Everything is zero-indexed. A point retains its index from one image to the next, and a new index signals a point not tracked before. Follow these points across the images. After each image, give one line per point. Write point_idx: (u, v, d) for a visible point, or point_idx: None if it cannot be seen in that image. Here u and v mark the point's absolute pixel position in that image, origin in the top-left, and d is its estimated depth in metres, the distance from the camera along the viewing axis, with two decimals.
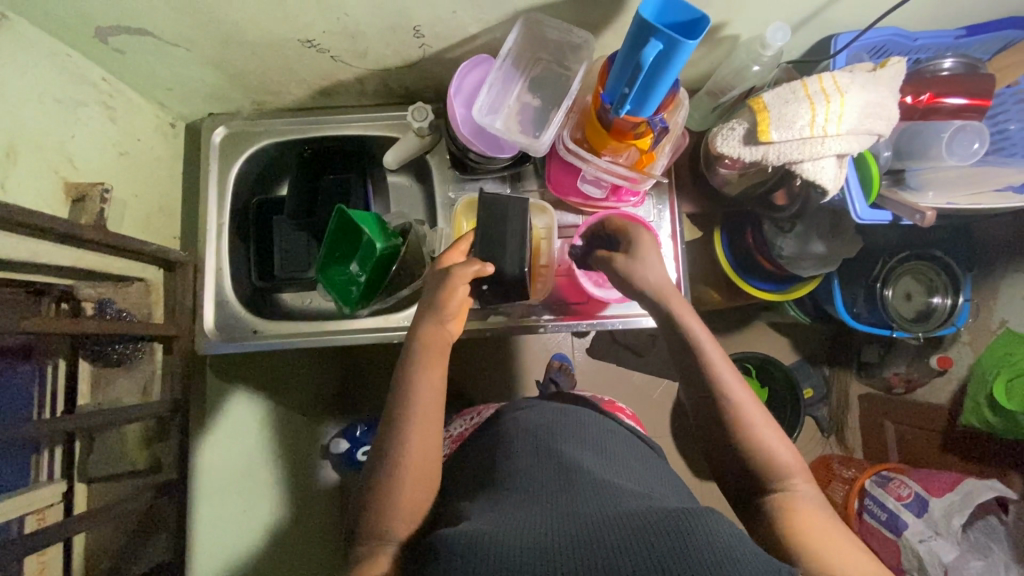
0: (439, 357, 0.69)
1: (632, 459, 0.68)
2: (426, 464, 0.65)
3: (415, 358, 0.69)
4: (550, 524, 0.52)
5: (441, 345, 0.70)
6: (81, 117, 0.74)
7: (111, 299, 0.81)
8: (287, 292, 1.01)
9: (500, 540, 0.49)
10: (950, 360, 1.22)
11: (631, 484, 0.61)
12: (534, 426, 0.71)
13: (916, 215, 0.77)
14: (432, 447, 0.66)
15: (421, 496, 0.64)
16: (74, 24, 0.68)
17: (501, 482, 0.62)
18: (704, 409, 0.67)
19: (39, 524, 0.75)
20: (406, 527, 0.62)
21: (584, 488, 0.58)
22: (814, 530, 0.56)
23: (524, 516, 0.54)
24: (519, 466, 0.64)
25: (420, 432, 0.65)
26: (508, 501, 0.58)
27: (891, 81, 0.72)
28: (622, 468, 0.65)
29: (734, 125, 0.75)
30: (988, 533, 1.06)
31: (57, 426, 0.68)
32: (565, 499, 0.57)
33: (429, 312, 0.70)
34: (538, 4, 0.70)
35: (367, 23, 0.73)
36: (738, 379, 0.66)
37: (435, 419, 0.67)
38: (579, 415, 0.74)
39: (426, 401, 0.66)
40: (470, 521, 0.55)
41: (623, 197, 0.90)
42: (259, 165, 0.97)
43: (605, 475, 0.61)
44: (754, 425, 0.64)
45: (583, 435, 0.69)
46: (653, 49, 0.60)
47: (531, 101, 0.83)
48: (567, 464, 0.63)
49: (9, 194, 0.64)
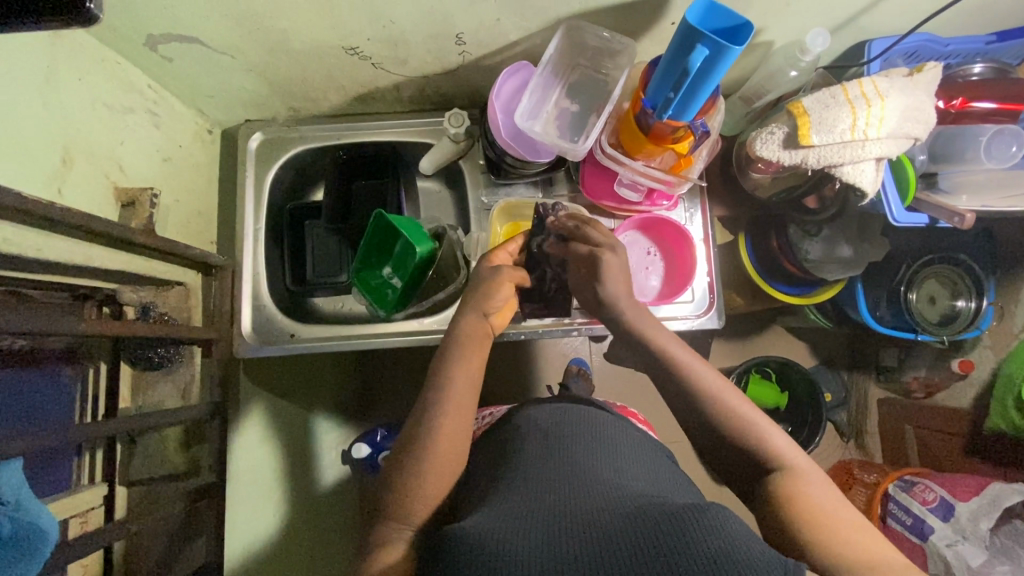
0: (480, 346, 0.71)
1: (645, 454, 0.69)
2: (456, 451, 0.65)
3: (454, 349, 0.70)
4: (558, 523, 0.53)
5: (483, 337, 0.71)
6: (129, 123, 0.76)
7: (154, 303, 0.81)
8: (318, 296, 1.01)
9: (506, 539, 0.50)
10: (971, 364, 1.21)
11: (642, 477, 0.62)
12: (546, 426, 0.71)
13: (955, 217, 0.79)
14: (460, 436, 0.65)
15: (443, 484, 0.64)
16: (126, 33, 0.69)
17: (507, 478, 0.63)
18: (689, 411, 0.66)
19: (83, 528, 0.75)
20: (426, 510, 0.63)
21: (592, 484, 0.59)
22: (823, 520, 0.57)
23: (532, 512, 0.55)
24: (521, 463, 0.65)
25: (453, 418, 0.65)
26: (513, 497, 0.58)
27: (928, 85, 0.73)
28: (633, 462, 0.65)
29: (773, 128, 0.76)
30: (1014, 537, 1.04)
31: (106, 430, 0.67)
32: (572, 496, 0.57)
33: (473, 304, 0.73)
34: (581, 11, 0.71)
35: (413, 31, 0.74)
36: (712, 374, 0.67)
37: (469, 410, 0.67)
38: (580, 410, 0.75)
39: (460, 390, 0.67)
40: (481, 515, 0.56)
41: (657, 201, 0.91)
42: (294, 169, 0.99)
43: (617, 471, 0.62)
44: (742, 414, 0.64)
45: (587, 429, 0.70)
46: (699, 55, 0.61)
47: (570, 106, 0.85)
48: (568, 460, 0.63)
49: (65, 201, 0.66)
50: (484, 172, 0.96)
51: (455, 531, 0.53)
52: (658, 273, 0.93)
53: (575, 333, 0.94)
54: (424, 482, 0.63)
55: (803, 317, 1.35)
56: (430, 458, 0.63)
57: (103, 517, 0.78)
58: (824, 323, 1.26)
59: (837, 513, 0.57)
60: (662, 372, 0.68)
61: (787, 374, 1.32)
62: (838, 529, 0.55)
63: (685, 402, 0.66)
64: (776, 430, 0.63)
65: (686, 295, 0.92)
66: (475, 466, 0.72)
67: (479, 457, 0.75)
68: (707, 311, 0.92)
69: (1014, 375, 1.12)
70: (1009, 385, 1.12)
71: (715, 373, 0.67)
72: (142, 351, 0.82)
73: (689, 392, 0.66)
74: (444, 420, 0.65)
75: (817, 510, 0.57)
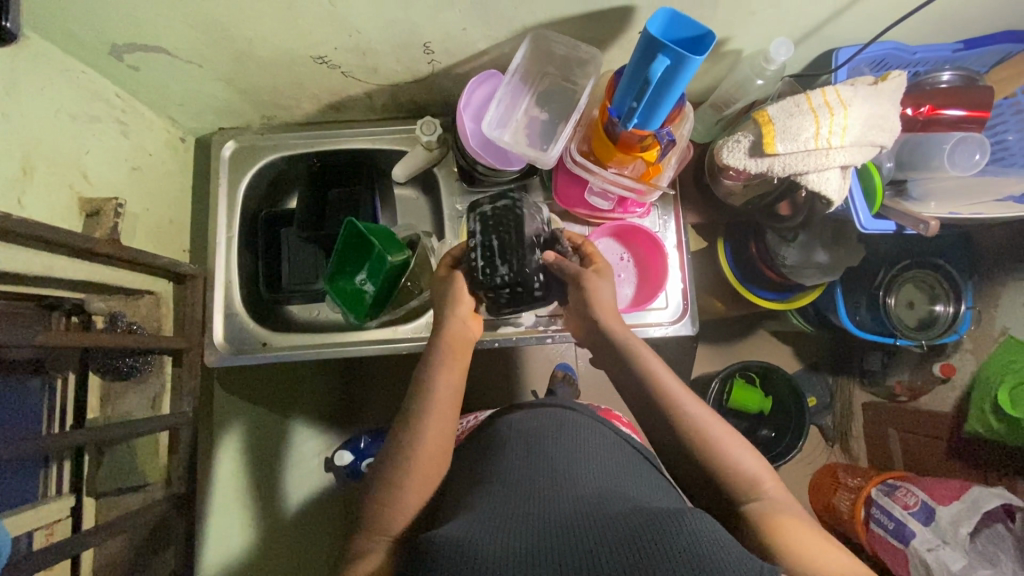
0: (458, 356, 0.70)
1: (625, 458, 0.67)
2: (435, 462, 0.65)
3: (433, 358, 0.70)
4: (537, 531, 0.52)
5: (464, 344, 0.71)
6: (95, 132, 0.75)
7: (122, 313, 0.81)
8: (295, 304, 1.00)
9: (489, 546, 0.49)
10: (953, 369, 1.20)
11: (621, 480, 0.61)
12: (528, 430, 0.69)
13: (920, 225, 0.78)
14: (437, 456, 0.65)
15: (418, 499, 0.64)
16: (90, 43, 0.69)
17: (486, 481, 0.62)
18: (669, 442, 0.67)
19: (47, 539, 0.73)
20: (399, 526, 0.62)
21: (571, 489, 0.57)
22: (803, 541, 0.58)
23: (513, 519, 0.54)
24: (501, 467, 0.63)
25: (437, 426, 0.66)
26: (493, 503, 0.57)
27: (893, 94, 0.74)
28: (610, 462, 0.64)
29: (739, 137, 0.77)
30: (995, 541, 1.04)
31: (65, 442, 0.65)
32: (550, 503, 0.56)
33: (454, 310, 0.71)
34: (545, 21, 0.72)
35: (378, 41, 0.74)
36: (704, 411, 0.67)
37: (447, 428, 0.67)
38: (562, 414, 0.72)
39: (439, 401, 0.67)
40: (460, 521, 0.55)
41: (629, 208, 0.92)
42: (268, 177, 0.99)
43: (594, 474, 0.61)
44: (708, 430, 0.66)
45: (570, 433, 0.68)
46: (660, 65, 0.61)
47: (540, 115, 0.85)
48: (550, 466, 0.61)
49: (27, 212, 0.65)
50: (459, 180, 0.97)
51: (430, 538, 0.53)
52: (631, 281, 0.93)
53: (550, 341, 0.94)
54: (402, 489, 0.63)
55: (787, 321, 1.35)
56: (410, 463, 0.64)
57: (70, 527, 0.77)
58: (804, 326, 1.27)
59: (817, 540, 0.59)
60: (647, 404, 0.68)
61: (769, 378, 1.32)
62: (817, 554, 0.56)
63: (660, 421, 0.68)
64: (753, 459, 0.65)
65: (659, 301, 0.92)
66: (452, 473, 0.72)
67: (453, 463, 0.74)
68: (681, 317, 0.92)
69: (993, 379, 1.13)
70: (987, 389, 1.14)
71: (704, 409, 0.68)
72: (111, 360, 0.81)
73: (672, 422, 0.66)
74: (418, 433, 0.65)
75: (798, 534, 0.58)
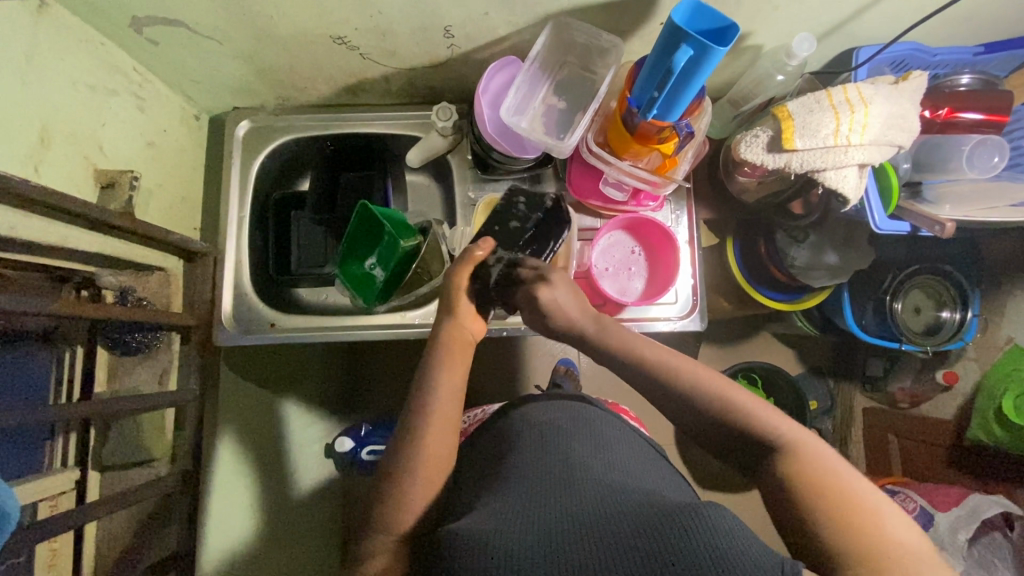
0: (461, 357, 0.69)
1: (642, 453, 0.67)
2: (441, 463, 0.64)
3: (433, 361, 0.68)
4: (554, 524, 0.51)
5: (463, 345, 0.70)
6: (111, 105, 0.75)
7: (132, 288, 0.80)
8: (302, 287, 1.00)
9: (505, 538, 0.49)
10: (956, 376, 1.21)
11: (635, 475, 0.60)
12: (544, 423, 0.68)
13: (935, 226, 0.78)
14: (444, 457, 0.64)
15: (427, 496, 0.62)
16: (111, 14, 0.69)
17: (500, 475, 0.62)
18: (691, 419, 0.65)
19: (51, 511, 0.73)
20: (406, 523, 0.61)
21: (585, 482, 0.57)
22: (841, 499, 0.52)
23: (528, 512, 0.53)
24: (516, 462, 0.63)
25: (442, 424, 0.64)
26: (507, 496, 0.57)
27: (914, 93, 0.74)
28: (624, 458, 0.64)
29: (758, 132, 0.76)
30: (993, 549, 1.03)
31: (76, 411, 0.65)
32: (565, 496, 0.55)
33: (445, 318, 0.72)
34: (568, 8, 0.71)
35: (400, 23, 0.74)
36: (713, 377, 0.64)
37: (450, 431, 0.65)
38: (580, 410, 0.71)
39: (443, 401, 0.65)
40: (476, 513, 0.55)
41: (643, 202, 0.91)
42: (280, 159, 0.99)
43: (608, 469, 0.60)
44: (728, 397, 0.62)
45: (586, 428, 0.67)
46: (684, 55, 0.61)
47: (557, 104, 0.85)
48: (565, 459, 0.61)
49: (42, 180, 0.65)
50: (472, 168, 0.97)
51: (446, 531, 0.53)
52: (641, 276, 0.93)
53: None
54: (409, 480, 0.62)
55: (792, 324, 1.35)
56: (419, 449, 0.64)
57: (74, 500, 0.76)
58: (808, 327, 1.26)
59: (863, 495, 0.52)
60: (657, 384, 0.66)
61: (772, 380, 1.32)
62: (861, 517, 0.50)
63: (680, 402, 0.65)
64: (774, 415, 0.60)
65: (669, 296, 0.92)
66: (463, 462, 0.72)
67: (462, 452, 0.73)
68: (690, 313, 0.92)
69: (996, 388, 1.13)
70: (991, 397, 1.14)
71: (719, 378, 0.64)
72: (119, 335, 0.81)
73: (688, 399, 0.64)
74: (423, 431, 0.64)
75: (828, 488, 0.53)
